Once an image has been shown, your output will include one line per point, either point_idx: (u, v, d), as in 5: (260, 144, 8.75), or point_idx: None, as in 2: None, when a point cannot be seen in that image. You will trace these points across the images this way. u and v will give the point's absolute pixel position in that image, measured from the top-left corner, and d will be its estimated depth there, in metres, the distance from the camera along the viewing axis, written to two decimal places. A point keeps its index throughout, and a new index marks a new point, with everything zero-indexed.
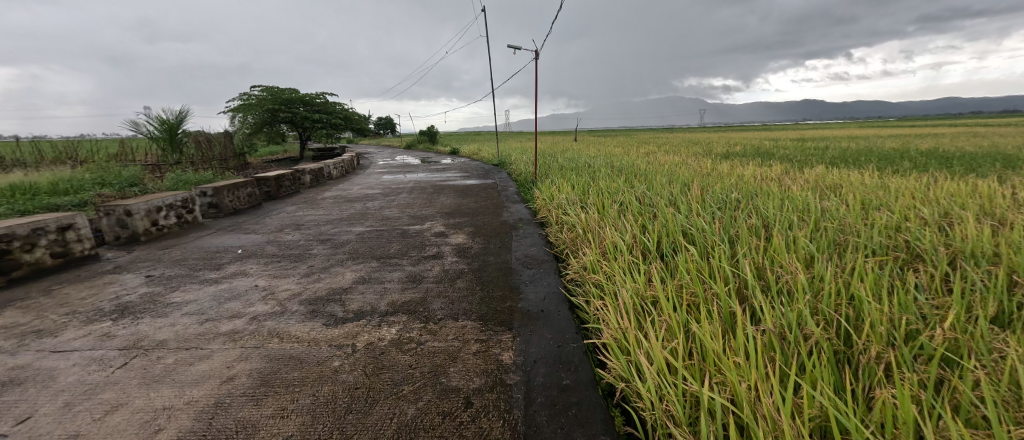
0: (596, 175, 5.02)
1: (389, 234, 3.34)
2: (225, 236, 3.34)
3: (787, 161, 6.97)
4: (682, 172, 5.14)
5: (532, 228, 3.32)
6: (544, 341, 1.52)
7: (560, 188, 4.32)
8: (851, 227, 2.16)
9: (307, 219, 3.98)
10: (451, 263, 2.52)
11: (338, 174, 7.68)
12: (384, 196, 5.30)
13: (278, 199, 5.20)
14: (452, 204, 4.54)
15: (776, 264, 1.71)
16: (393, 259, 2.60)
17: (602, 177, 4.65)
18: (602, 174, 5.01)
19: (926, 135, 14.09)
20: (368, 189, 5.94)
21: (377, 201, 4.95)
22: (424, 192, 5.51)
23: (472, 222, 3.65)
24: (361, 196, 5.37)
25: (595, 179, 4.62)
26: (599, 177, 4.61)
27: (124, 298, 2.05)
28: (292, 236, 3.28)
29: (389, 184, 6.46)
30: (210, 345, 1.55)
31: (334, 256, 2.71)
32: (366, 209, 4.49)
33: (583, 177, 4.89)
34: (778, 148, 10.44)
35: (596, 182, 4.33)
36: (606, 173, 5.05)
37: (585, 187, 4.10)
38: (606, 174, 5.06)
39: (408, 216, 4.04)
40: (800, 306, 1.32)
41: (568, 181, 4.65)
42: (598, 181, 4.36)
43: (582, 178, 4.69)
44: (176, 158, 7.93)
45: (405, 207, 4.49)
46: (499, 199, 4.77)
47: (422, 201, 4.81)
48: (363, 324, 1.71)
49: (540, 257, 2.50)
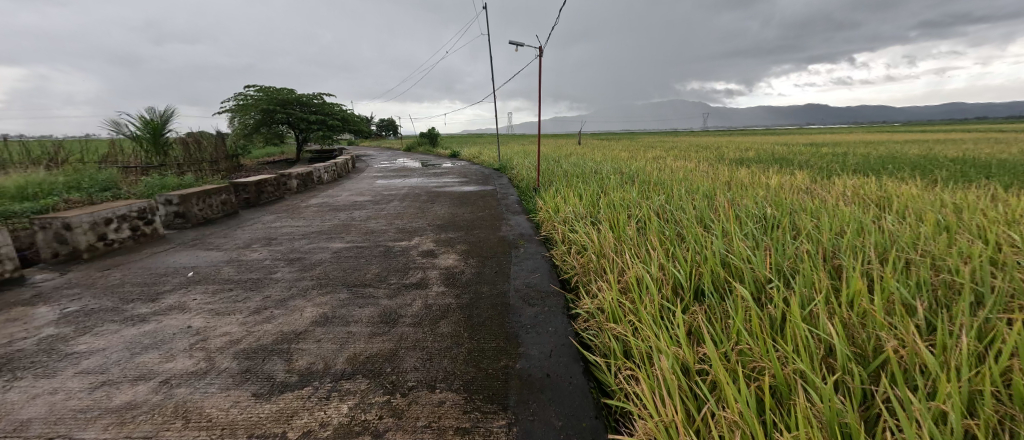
0: (605, 184, 4.57)
1: (369, 253, 2.90)
2: (184, 253, 2.92)
3: (808, 168, 6.50)
4: (700, 181, 4.67)
5: (534, 247, 2.87)
6: (552, 434, 1.07)
7: (566, 198, 3.88)
8: (936, 261, 1.72)
9: (283, 231, 3.55)
10: (436, 295, 2.07)
11: (330, 179, 7.27)
12: (373, 204, 4.87)
13: (258, 206, 4.79)
14: (446, 215, 4.10)
15: (866, 321, 1.27)
16: (367, 289, 2.16)
17: (613, 186, 4.19)
18: (612, 182, 4.56)
19: (943, 142, 13.58)
20: (357, 196, 5.50)
21: (364, 210, 4.51)
22: (417, 200, 5.09)
23: (466, 238, 3.21)
24: (348, 204, 4.94)
25: (604, 188, 4.19)
26: (608, 187, 4.16)
27: (15, 343, 1.61)
28: (258, 255, 2.84)
29: (381, 190, 6.03)
30: (87, 432, 1.11)
31: (298, 283, 2.27)
32: (351, 220, 4.06)
33: (590, 185, 4.44)
34: (792, 153, 9.95)
35: (606, 193, 3.89)
36: (617, 182, 4.60)
37: (595, 198, 3.66)
38: (617, 182, 4.60)
39: (396, 229, 3.61)
40: (942, 405, 0.87)
41: (574, 191, 4.22)
42: (609, 191, 3.92)
43: (590, 188, 4.25)
44: (160, 159, 7.59)
45: (394, 218, 4.05)
46: (498, 209, 4.34)
47: (413, 211, 4.37)
48: (306, 394, 1.26)
49: (544, 290, 2.06)
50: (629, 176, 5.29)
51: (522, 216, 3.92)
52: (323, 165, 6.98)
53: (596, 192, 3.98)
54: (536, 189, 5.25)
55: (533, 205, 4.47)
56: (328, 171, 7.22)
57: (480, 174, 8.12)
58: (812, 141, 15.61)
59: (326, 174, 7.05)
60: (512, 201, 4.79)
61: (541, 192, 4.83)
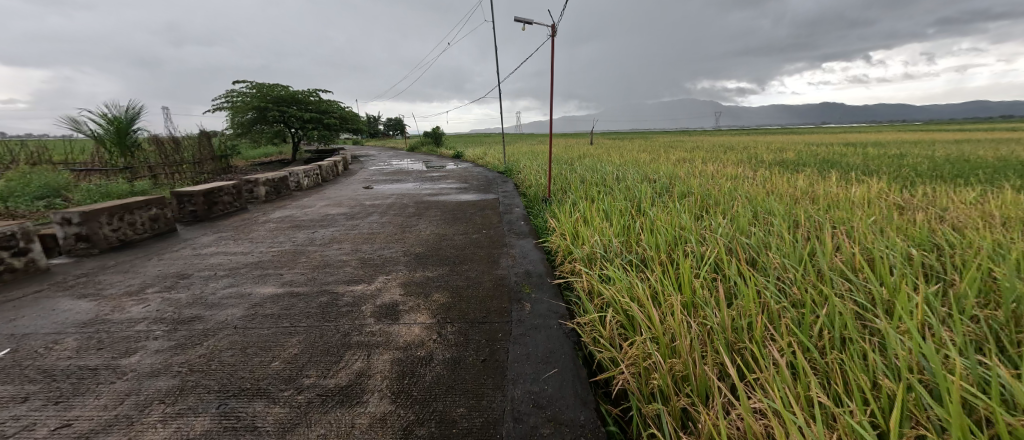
0: (636, 198, 3.57)
1: (302, 306, 1.95)
2: (40, 304, 2.02)
3: (876, 173, 5.37)
4: (758, 193, 3.64)
5: (547, 303, 1.89)
6: None
7: (589, 220, 2.92)
8: None
9: (206, 264, 2.63)
10: (367, 429, 1.11)
11: (312, 184, 6.42)
12: (346, 220, 3.95)
13: (206, 222, 3.92)
14: (429, 239, 3.16)
15: None
16: (253, 405, 1.22)
17: (649, 203, 3.21)
18: (646, 196, 3.57)
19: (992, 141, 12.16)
20: (331, 207, 4.58)
21: (331, 229, 3.58)
22: (401, 214, 4.16)
23: (449, 280, 2.24)
24: (316, 218, 4.03)
25: (638, 205, 3.21)
26: (644, 204, 3.17)
27: None
28: (139, 310, 1.94)
29: (363, 199, 5.11)
30: None
31: (148, 382, 1.34)
32: (308, 243, 3.15)
33: (619, 199, 3.46)
34: (835, 154, 8.75)
35: (644, 215, 2.92)
36: (652, 196, 3.61)
37: (628, 222, 2.71)
38: (652, 196, 3.61)
39: (359, 260, 2.67)
40: None
41: (598, 208, 3.26)
42: (646, 212, 2.96)
43: (618, 203, 3.30)
44: (126, 162, 6.82)
45: (362, 242, 3.11)
46: (498, 229, 3.39)
47: (390, 232, 3.42)
48: None
49: (569, 431, 1.07)
50: (660, 186, 4.30)
51: (530, 242, 2.95)
52: (302, 168, 6.10)
53: (629, 211, 2.99)
54: (548, 201, 4.27)
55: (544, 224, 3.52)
56: (310, 175, 6.34)
57: (482, 178, 7.17)
58: (850, 141, 14.24)
59: (306, 179, 6.17)
60: (517, 217, 3.82)
61: (553, 206, 3.84)
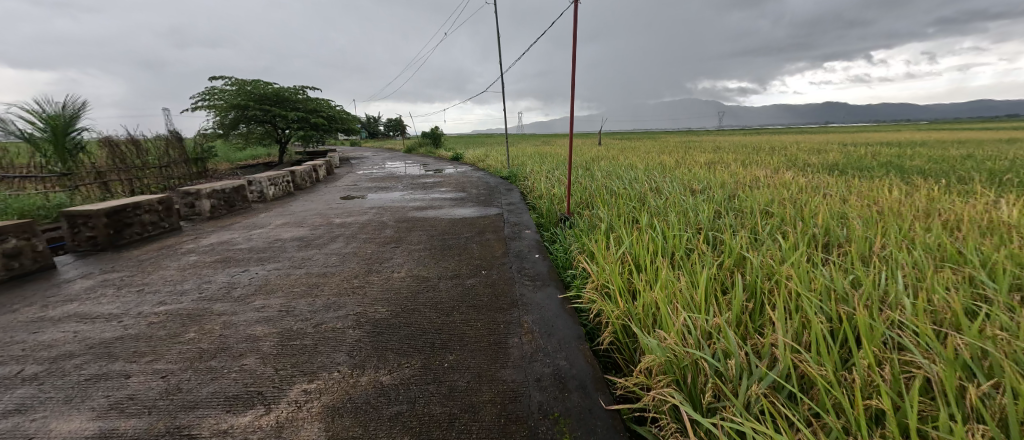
0: (702, 228, 2.48)
1: None
2: None
3: (977, 181, 4.25)
4: (877, 217, 2.54)
5: None
6: None
7: (647, 275, 1.85)
8: None
9: (28, 345, 1.61)
10: None
11: (283, 194, 5.42)
12: (298, 248, 2.92)
13: (107, 252, 2.88)
14: (403, 289, 2.13)
15: None
16: None
17: (732, 238, 2.13)
18: (716, 226, 2.49)
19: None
20: (287, 228, 3.53)
21: (268, 267, 2.53)
22: (375, 240, 3.13)
23: (417, 403, 1.20)
24: (257, 246, 2.98)
25: (709, 242, 2.19)
26: (722, 240, 2.14)
27: None
28: None
29: (333, 215, 4.06)
30: None
31: None
32: (222, 294, 2.11)
33: (679, 230, 2.38)
34: (888, 156, 7.59)
35: (731, 266, 1.85)
36: (724, 224, 2.53)
37: (718, 282, 1.64)
38: (724, 226, 2.53)
39: (278, 338, 1.63)
40: None
41: (653, 247, 2.18)
42: (735, 257, 1.88)
43: (679, 239, 2.22)
44: (66, 168, 5.81)
45: (298, 295, 2.06)
46: (505, 269, 2.36)
47: (348, 275, 2.37)
48: None
49: None
50: (722, 204, 3.19)
51: (555, 301, 1.90)
52: (267, 175, 5.06)
53: (709, 254, 1.94)
54: (570, 225, 3.19)
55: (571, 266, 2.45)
56: (278, 183, 5.29)
57: (483, 186, 6.08)
58: (877, 142, 13.16)
59: (272, 187, 5.13)
60: (532, 249, 2.76)
61: (580, 233, 2.78)
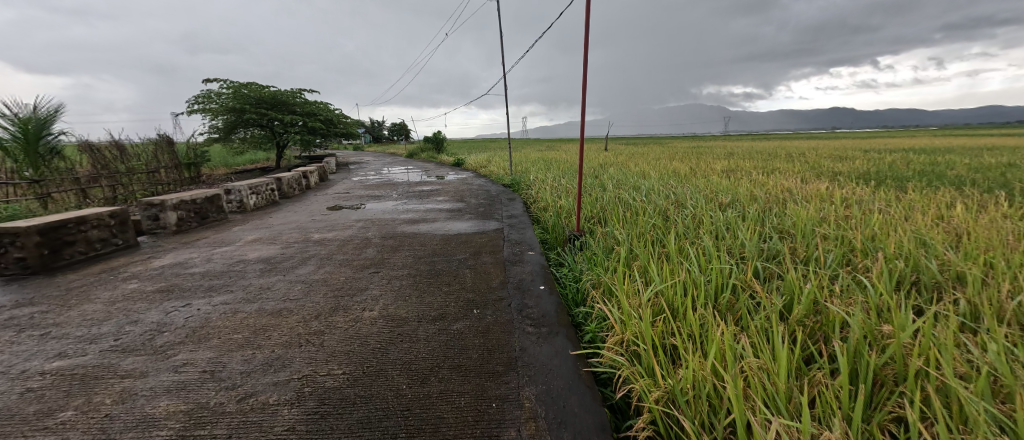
0: (748, 258, 2.02)
1: None
2: None
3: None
4: (966, 244, 2.03)
5: None
6: None
7: (691, 332, 1.39)
8: None
9: None
10: None
11: (266, 203, 5.01)
12: (260, 274, 2.47)
13: (36, 277, 2.46)
14: (370, 338, 1.66)
15: None
16: None
17: (796, 278, 1.66)
18: (764, 256, 2.02)
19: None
20: (255, 246, 3.08)
21: (215, 300, 2.08)
22: (353, 263, 2.68)
23: None
24: (213, 270, 2.53)
25: (765, 284, 1.72)
26: (783, 283, 1.66)
27: None
28: None
29: (313, 230, 3.62)
30: None
31: None
32: (141, 342, 1.66)
33: (721, 262, 1.92)
34: (920, 163, 7.00)
35: (803, 323, 1.39)
36: (773, 254, 2.06)
37: (796, 353, 1.18)
38: (772, 257, 2.06)
39: (179, 423, 1.17)
40: None
41: (692, 290, 1.72)
42: (808, 310, 1.41)
43: (724, 278, 1.76)
44: (38, 174, 5.44)
45: (234, 347, 1.60)
46: (503, 310, 1.89)
47: (308, 313, 1.91)
48: None
49: None
50: (762, 223, 2.71)
51: (569, 365, 1.43)
52: (247, 183, 4.65)
53: (771, 305, 1.48)
54: (582, 248, 2.73)
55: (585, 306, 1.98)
56: (261, 192, 4.89)
57: (483, 195, 5.63)
58: (901, 150, 12.53)
59: (254, 196, 4.72)
60: (537, 280, 2.28)
61: (595, 262, 2.32)
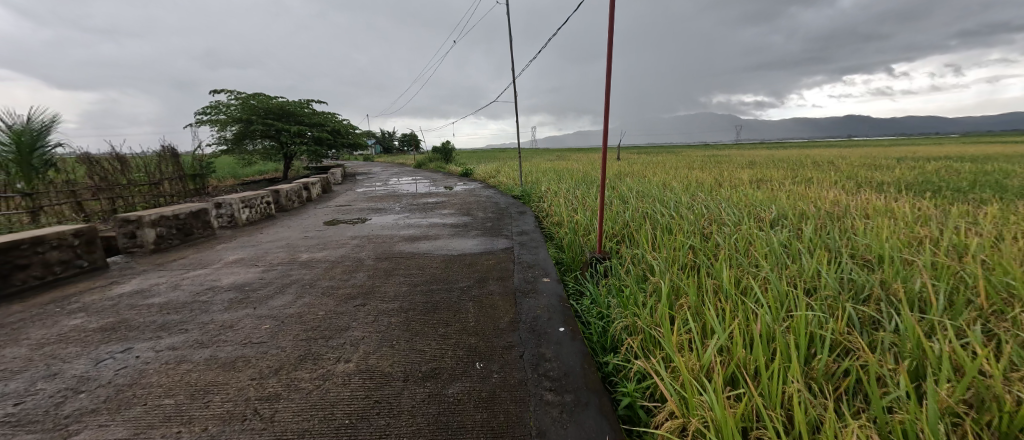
0: (830, 299, 1.58)
1: None
2: None
3: None
4: None
5: None
6: None
7: (795, 425, 0.95)
8: None
9: None
10: None
11: (261, 217, 4.70)
12: (227, 306, 2.10)
13: None
14: (338, 409, 1.24)
15: None
16: None
17: (922, 337, 1.20)
18: (850, 296, 1.58)
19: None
20: (233, 269, 2.73)
21: (161, 344, 1.69)
22: (338, 290, 2.30)
23: None
24: (173, 302, 2.16)
25: (873, 343, 1.27)
26: (905, 350, 1.22)
27: None
28: None
29: (302, 249, 3.26)
30: None
31: None
32: (43, 410, 1.28)
33: (799, 305, 1.48)
34: (970, 172, 6.37)
35: (961, 414, 0.95)
36: (862, 293, 1.61)
37: None
38: (861, 296, 1.62)
39: None
40: None
41: (770, 348, 1.28)
42: (963, 391, 0.98)
43: (810, 330, 1.33)
44: (30, 187, 5.24)
45: (157, 421, 1.20)
46: (515, 365, 1.47)
47: (268, 365, 1.51)
48: None
49: None
50: (828, 245, 2.23)
51: None
52: (239, 196, 4.34)
53: (905, 383, 1.03)
54: (609, 276, 2.29)
55: (620, 357, 1.53)
56: (255, 205, 4.58)
57: (491, 208, 5.22)
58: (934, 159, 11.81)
59: (246, 210, 4.40)
60: (556, 320, 1.84)
61: (629, 297, 1.90)
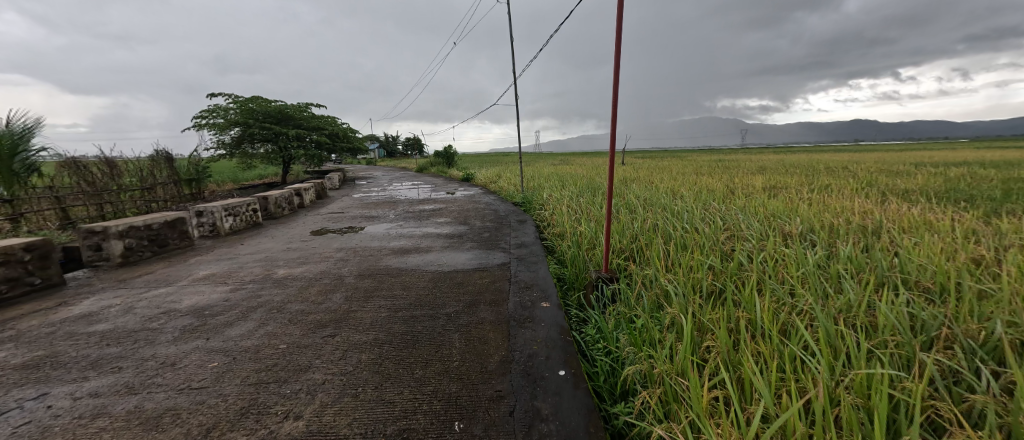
0: (894, 344, 1.27)
1: None
2: None
3: None
4: None
5: None
6: None
7: None
8: None
9: None
10: None
11: (247, 226, 4.46)
12: (177, 336, 1.83)
13: None
14: None
15: None
16: None
17: None
18: (921, 341, 1.27)
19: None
20: (199, 288, 2.46)
21: (83, 389, 1.42)
22: (308, 316, 2.02)
23: None
24: (119, 330, 1.89)
25: (974, 416, 0.96)
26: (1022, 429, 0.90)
27: None
28: None
29: (281, 264, 3.00)
30: None
31: None
32: None
33: (860, 354, 1.18)
34: (999, 179, 5.98)
35: None
36: (934, 337, 1.30)
37: None
38: (932, 341, 1.31)
39: None
40: None
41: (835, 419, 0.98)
42: None
43: (884, 393, 1.02)
44: (12, 192, 5.05)
45: None
46: (504, 427, 1.17)
47: (198, 423, 1.22)
48: None
49: None
50: (874, 268, 1.92)
51: None
52: (222, 203, 4.09)
53: None
54: (617, 303, 2.00)
55: (635, 415, 1.23)
56: (240, 213, 4.33)
57: (490, 217, 4.93)
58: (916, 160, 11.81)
59: (230, 219, 4.16)
60: (556, 361, 1.53)
61: (642, 332, 1.59)
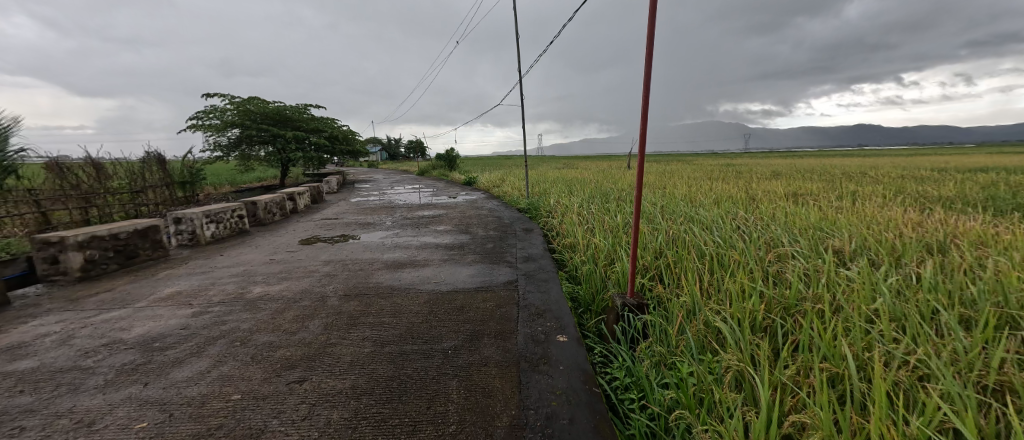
0: None
1: None
2: None
3: None
4: None
5: None
6: None
7: None
8: None
9: None
10: None
11: (231, 233, 4.12)
12: (109, 380, 1.48)
13: None
14: None
15: None
16: None
17: None
18: None
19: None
20: (157, 311, 2.12)
21: None
22: (274, 352, 1.66)
23: None
24: (42, 370, 1.54)
25: None
26: None
27: None
28: None
29: (258, 280, 2.65)
30: None
31: None
32: None
33: None
34: None
35: None
36: None
37: None
38: None
39: None
40: None
41: None
42: None
43: None
44: None
45: None
46: None
47: None
48: None
49: None
50: (968, 302, 1.56)
51: None
52: (203, 209, 3.76)
53: None
54: (651, 339, 1.66)
55: None
56: (224, 220, 4.00)
57: (494, 225, 4.57)
58: (921, 163, 11.57)
59: (212, 226, 3.82)
60: (583, 427, 1.17)
61: (694, 390, 1.24)
